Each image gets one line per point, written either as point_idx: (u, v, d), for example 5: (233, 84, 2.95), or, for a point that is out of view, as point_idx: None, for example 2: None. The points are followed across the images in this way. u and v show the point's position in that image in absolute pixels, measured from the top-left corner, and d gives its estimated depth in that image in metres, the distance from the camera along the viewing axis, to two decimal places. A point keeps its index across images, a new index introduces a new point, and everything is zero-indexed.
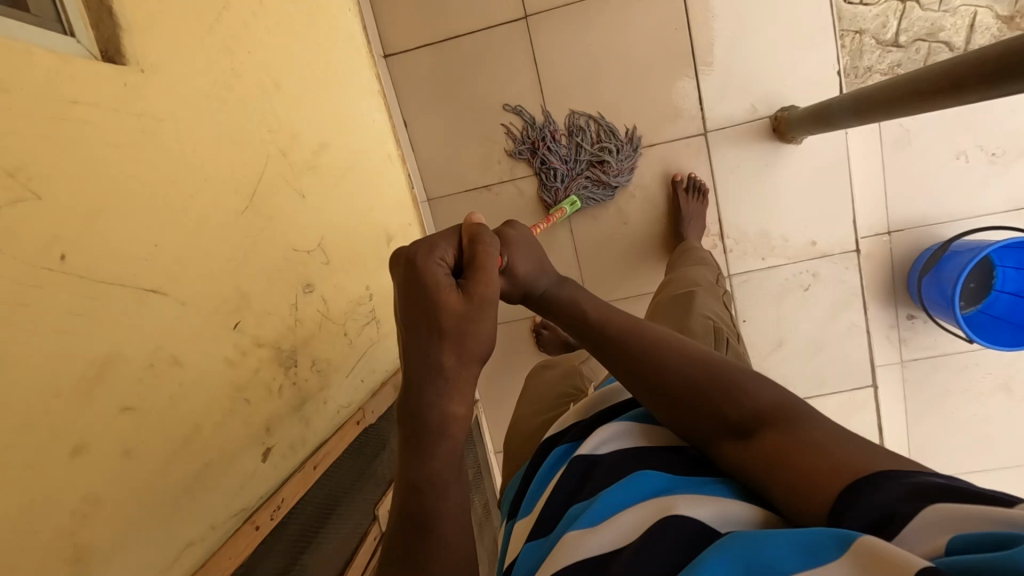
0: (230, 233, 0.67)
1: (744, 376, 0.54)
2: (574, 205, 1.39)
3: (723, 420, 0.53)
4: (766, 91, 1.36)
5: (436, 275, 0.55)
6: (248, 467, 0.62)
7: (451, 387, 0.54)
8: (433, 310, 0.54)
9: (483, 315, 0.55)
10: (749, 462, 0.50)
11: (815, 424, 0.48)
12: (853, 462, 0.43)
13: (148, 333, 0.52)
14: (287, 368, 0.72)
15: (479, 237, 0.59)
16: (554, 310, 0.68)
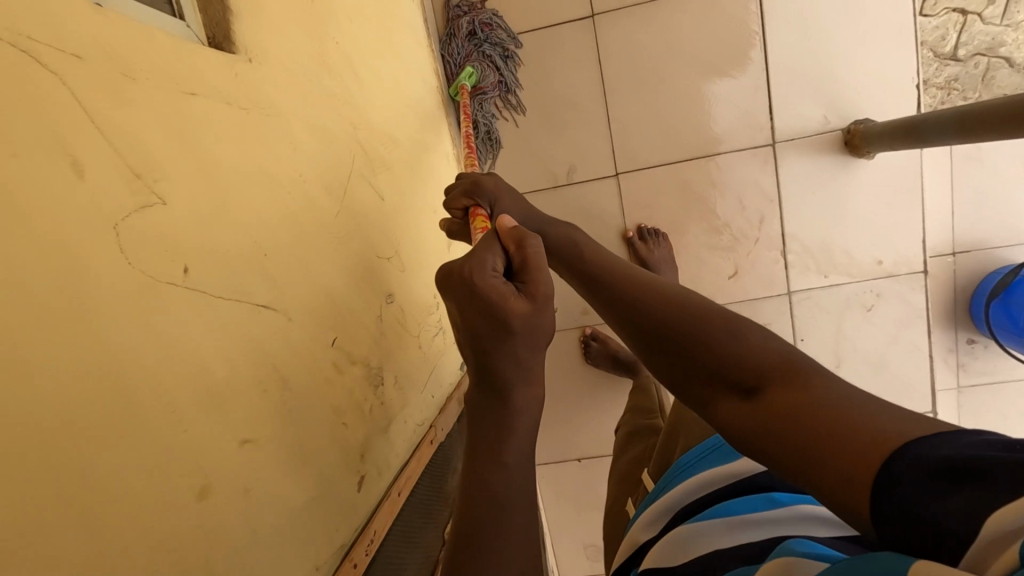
0: (325, 239, 0.62)
1: (742, 329, 0.47)
2: (468, 77, 1.30)
3: (721, 377, 0.46)
4: (839, 102, 1.31)
5: (495, 284, 0.49)
6: (346, 498, 0.57)
7: (529, 383, 0.50)
8: (498, 316, 0.48)
9: (550, 311, 0.50)
10: (739, 418, 0.43)
11: (832, 382, 0.40)
12: (857, 419, 0.35)
13: (261, 354, 0.47)
14: (375, 386, 0.66)
15: (525, 240, 0.53)
16: (561, 258, 0.69)
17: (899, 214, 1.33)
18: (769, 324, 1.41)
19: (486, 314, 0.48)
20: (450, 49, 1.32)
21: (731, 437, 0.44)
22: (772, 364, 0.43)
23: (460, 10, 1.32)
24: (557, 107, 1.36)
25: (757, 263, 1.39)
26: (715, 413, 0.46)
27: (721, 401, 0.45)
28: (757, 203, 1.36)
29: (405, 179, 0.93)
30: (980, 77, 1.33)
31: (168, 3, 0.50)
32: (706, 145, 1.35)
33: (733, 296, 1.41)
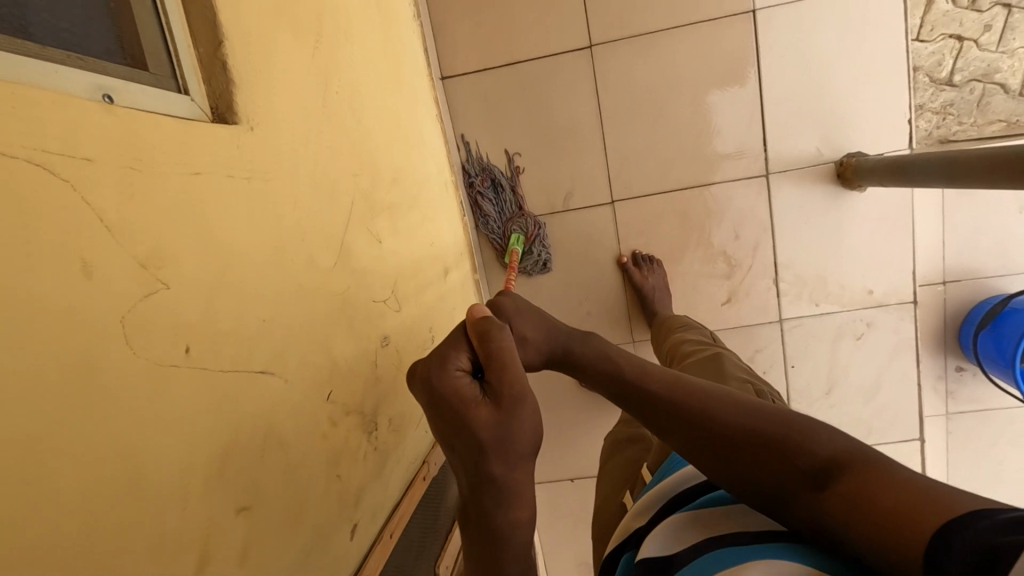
0: (323, 294, 0.64)
1: (809, 427, 0.51)
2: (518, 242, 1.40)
3: (796, 471, 0.48)
4: (833, 134, 1.33)
5: (458, 387, 0.47)
6: (339, 547, 0.59)
7: (506, 493, 0.48)
8: (462, 424, 0.46)
9: (522, 412, 0.47)
10: (820, 512, 0.45)
11: (898, 470, 0.44)
12: (933, 501, 0.39)
13: (259, 420, 0.49)
14: (369, 432, 0.68)
15: (489, 332, 0.51)
16: (592, 373, 0.65)
17: (890, 247, 1.35)
18: (761, 350, 1.43)
19: (453, 420, 0.47)
20: (488, 227, 1.43)
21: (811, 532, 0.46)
22: (842, 456, 0.47)
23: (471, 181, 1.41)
24: (555, 135, 1.38)
25: (750, 290, 1.41)
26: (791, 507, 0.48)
27: (793, 496, 0.48)
28: (751, 233, 1.38)
29: (403, 217, 0.95)
30: (975, 102, 1.35)
31: (174, 78, 0.52)
32: (702, 175, 1.37)
33: (726, 322, 1.43)
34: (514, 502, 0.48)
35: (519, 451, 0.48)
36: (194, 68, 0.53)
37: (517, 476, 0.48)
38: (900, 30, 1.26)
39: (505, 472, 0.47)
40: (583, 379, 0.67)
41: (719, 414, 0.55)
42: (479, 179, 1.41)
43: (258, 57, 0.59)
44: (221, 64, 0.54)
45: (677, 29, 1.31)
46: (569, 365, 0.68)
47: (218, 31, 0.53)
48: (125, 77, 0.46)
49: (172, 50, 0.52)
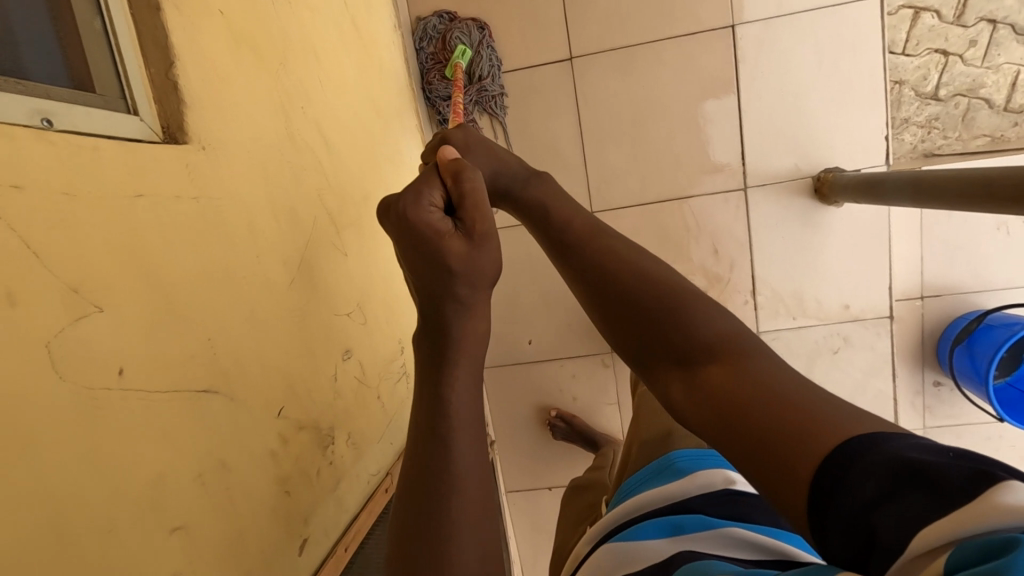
0: (278, 311, 0.64)
1: (704, 311, 0.56)
2: (461, 51, 1.31)
3: (681, 357, 0.55)
4: (812, 151, 1.33)
5: (431, 220, 0.55)
6: (287, 563, 0.59)
7: (467, 309, 0.57)
8: (436, 250, 0.55)
9: (487, 246, 0.57)
10: (692, 392, 0.53)
11: (770, 362, 0.50)
12: (798, 416, 0.43)
13: (199, 441, 0.49)
14: (325, 447, 0.69)
15: (462, 173, 0.58)
16: (531, 218, 0.72)
17: (867, 263, 1.36)
18: None
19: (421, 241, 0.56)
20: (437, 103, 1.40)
21: (678, 405, 0.55)
22: (719, 342, 0.54)
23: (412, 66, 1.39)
24: (537, 146, 1.39)
25: (727, 305, 1.40)
26: (669, 383, 0.56)
27: (670, 373, 0.56)
28: (729, 247, 1.38)
29: (373, 231, 0.95)
30: (960, 116, 1.35)
31: (123, 99, 0.52)
32: (682, 188, 1.37)
33: None
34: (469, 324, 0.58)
35: (481, 277, 0.57)
36: (144, 90, 0.53)
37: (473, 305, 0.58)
38: (878, 47, 1.27)
39: (469, 292, 0.57)
40: (517, 210, 0.74)
41: (625, 280, 0.61)
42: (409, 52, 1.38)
43: (214, 78, 0.59)
44: (171, 86, 0.54)
45: (657, 44, 1.32)
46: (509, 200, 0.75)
47: (170, 53, 0.54)
48: (67, 100, 0.46)
49: (122, 72, 0.52)
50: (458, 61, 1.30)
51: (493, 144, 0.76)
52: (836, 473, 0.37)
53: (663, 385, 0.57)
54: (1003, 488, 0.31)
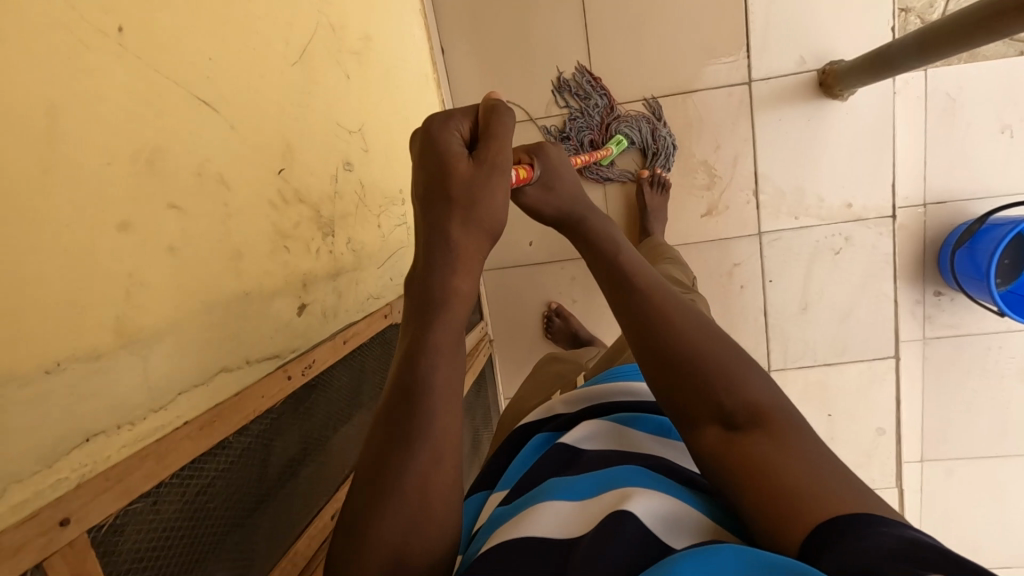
0: (279, 79, 0.64)
1: (752, 376, 0.51)
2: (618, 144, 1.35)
3: (719, 409, 0.50)
4: (818, 44, 1.32)
5: (450, 144, 0.52)
6: (283, 314, 0.58)
7: (455, 256, 0.51)
8: (444, 176, 0.51)
9: (497, 182, 0.52)
10: (719, 445, 0.49)
11: (813, 444, 0.47)
12: (828, 499, 0.41)
13: (197, 143, 0.49)
14: (324, 234, 0.68)
15: (496, 108, 0.54)
16: (592, 245, 0.63)
17: (869, 161, 1.35)
18: (738, 264, 1.43)
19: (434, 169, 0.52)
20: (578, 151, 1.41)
21: (700, 461, 0.51)
22: (765, 410, 0.49)
23: (591, 109, 1.39)
24: (541, 40, 1.38)
25: (729, 203, 1.40)
26: (693, 435, 0.52)
27: (698, 423, 0.51)
28: (732, 143, 1.38)
29: (374, 76, 0.95)
30: None
31: None
32: (687, 82, 1.36)
33: (705, 235, 1.43)
34: (458, 275, 0.51)
35: (482, 220, 0.51)
36: None
37: (465, 253, 0.51)
38: None
39: (462, 234, 0.51)
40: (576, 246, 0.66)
41: (679, 324, 0.54)
42: (600, 100, 1.38)
43: None
44: None
45: None
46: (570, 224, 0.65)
47: None
48: None
49: None
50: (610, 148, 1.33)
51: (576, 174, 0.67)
52: (830, 539, 0.38)
53: (688, 429, 0.52)
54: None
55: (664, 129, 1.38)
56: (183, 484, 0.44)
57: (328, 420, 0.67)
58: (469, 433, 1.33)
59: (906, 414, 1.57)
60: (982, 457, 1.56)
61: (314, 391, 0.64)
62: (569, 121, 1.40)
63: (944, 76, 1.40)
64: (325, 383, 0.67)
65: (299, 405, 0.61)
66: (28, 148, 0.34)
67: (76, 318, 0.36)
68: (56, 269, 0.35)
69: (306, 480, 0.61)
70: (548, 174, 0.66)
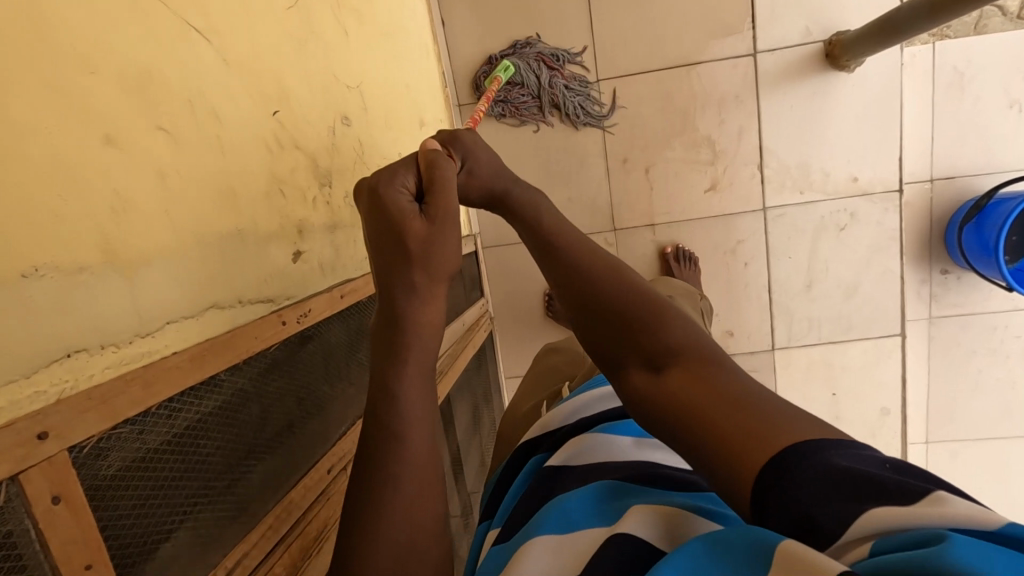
0: (273, 21, 0.62)
1: (671, 315, 0.50)
2: (507, 72, 1.12)
3: (642, 352, 0.49)
4: (824, 14, 1.30)
5: (399, 202, 0.51)
6: (278, 258, 0.56)
7: (423, 298, 0.50)
8: (398, 235, 0.50)
9: (449, 233, 0.51)
10: (645, 386, 0.47)
11: (734, 372, 0.44)
12: (753, 422, 0.38)
13: (188, 70, 0.47)
14: (321, 185, 0.67)
15: (437, 161, 0.53)
16: (517, 220, 0.60)
17: (873, 134, 1.33)
18: (742, 241, 1.42)
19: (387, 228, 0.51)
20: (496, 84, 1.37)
21: (633, 408, 0.49)
22: (686, 346, 0.47)
23: (527, 50, 1.36)
24: (543, 11, 1.35)
25: (734, 177, 1.39)
26: (624, 382, 0.50)
27: (626, 368, 0.50)
28: (737, 116, 1.36)
29: (371, 35, 0.93)
30: (972, 26, 1.36)
31: None
32: (692, 54, 1.34)
33: (708, 211, 1.41)
34: (425, 311, 0.50)
35: (440, 267, 0.51)
36: None
37: (431, 293, 0.50)
38: None
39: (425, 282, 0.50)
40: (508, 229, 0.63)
41: (597, 277, 0.53)
42: (539, 44, 1.36)
43: None
44: None
45: None
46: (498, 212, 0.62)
47: None
48: None
49: None
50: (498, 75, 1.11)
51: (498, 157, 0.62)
52: (767, 478, 0.34)
53: (619, 377, 0.51)
54: (937, 495, 0.30)
55: (591, 92, 1.38)
56: (169, 416, 0.42)
57: (324, 370, 0.65)
58: (469, 410, 1.31)
59: (912, 394, 1.55)
60: (988, 437, 1.55)
61: (309, 342, 0.62)
62: (495, 112, 1.40)
63: (951, 49, 1.38)
64: (321, 336, 0.66)
65: (293, 355, 0.59)
66: (11, 45, 0.33)
67: (56, 225, 0.34)
68: (35, 172, 0.33)
69: (304, 430, 0.59)
70: (468, 161, 0.61)
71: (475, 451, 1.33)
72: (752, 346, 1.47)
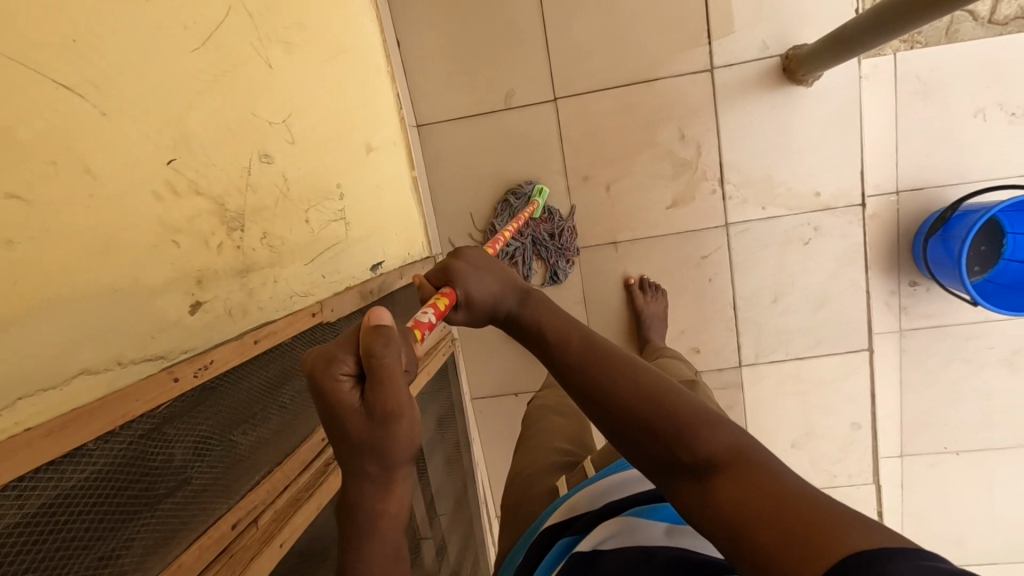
0: (171, 65, 0.60)
1: (706, 422, 0.52)
2: (541, 191, 1.37)
3: (686, 464, 0.51)
4: (781, 26, 1.28)
5: (335, 397, 0.45)
6: (171, 312, 0.55)
7: (383, 489, 0.48)
8: (340, 431, 0.46)
9: (399, 425, 0.46)
10: (699, 500, 0.49)
11: (780, 474, 0.47)
12: (819, 524, 0.40)
13: (52, 127, 0.45)
14: (231, 230, 0.65)
15: (372, 347, 0.44)
16: (535, 339, 0.66)
17: (835, 144, 1.31)
18: (707, 256, 1.39)
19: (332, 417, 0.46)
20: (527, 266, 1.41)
21: (689, 519, 0.50)
22: (726, 453, 0.50)
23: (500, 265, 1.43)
24: (500, 28, 1.34)
25: (696, 192, 1.37)
26: (677, 495, 0.52)
27: (679, 482, 0.51)
28: (696, 130, 1.34)
29: (307, 65, 0.91)
30: (944, 30, 1.34)
31: None
32: (651, 69, 1.33)
33: (670, 228, 1.39)
34: (383, 498, 0.49)
35: (396, 455, 0.47)
36: None
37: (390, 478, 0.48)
38: None
39: (382, 470, 0.47)
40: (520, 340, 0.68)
41: (626, 395, 0.56)
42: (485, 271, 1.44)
43: None
44: None
45: None
46: (510, 326, 0.70)
47: None
48: None
49: None
50: (537, 199, 1.35)
51: (500, 272, 0.72)
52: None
53: (668, 483, 0.53)
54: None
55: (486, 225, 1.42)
56: (20, 497, 0.40)
57: (231, 420, 0.63)
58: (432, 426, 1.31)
59: (883, 408, 1.53)
60: (961, 451, 1.52)
61: (212, 391, 0.61)
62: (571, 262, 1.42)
63: (915, 58, 1.35)
64: (232, 382, 0.64)
65: (188, 409, 0.57)
66: None
67: None
68: None
69: (206, 485, 0.58)
70: (467, 287, 0.70)
71: (440, 453, 1.35)
72: (718, 362, 1.44)
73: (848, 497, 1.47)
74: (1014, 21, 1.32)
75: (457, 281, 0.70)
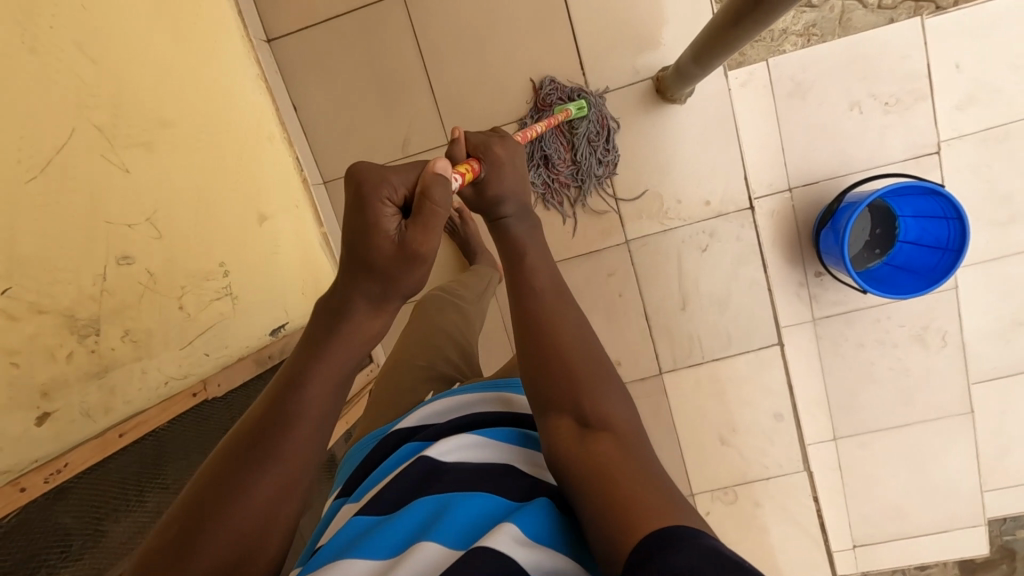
0: (3, 202, 0.67)
1: (609, 394, 0.58)
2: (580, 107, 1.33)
3: (578, 414, 0.57)
4: (651, 52, 1.35)
5: (376, 214, 0.54)
6: (12, 430, 0.64)
7: (372, 308, 0.56)
8: (367, 249, 0.54)
9: (420, 267, 0.55)
10: (567, 443, 0.55)
11: (645, 455, 0.54)
12: (655, 497, 0.47)
13: None
14: (83, 337, 0.73)
15: (429, 190, 0.56)
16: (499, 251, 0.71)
17: (718, 155, 1.38)
18: (614, 272, 1.45)
19: (361, 232, 0.55)
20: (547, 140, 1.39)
21: (549, 451, 0.56)
22: (617, 421, 0.56)
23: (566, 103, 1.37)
24: (392, 77, 1.40)
25: (594, 213, 1.43)
26: (550, 432, 0.57)
27: (560, 421, 0.57)
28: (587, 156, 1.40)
29: (182, 153, 0.98)
30: (836, 20, 1.40)
31: None
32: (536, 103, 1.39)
33: (576, 249, 1.45)
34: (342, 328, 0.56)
35: (399, 288, 0.56)
36: None
37: (366, 311, 0.57)
38: None
39: (382, 292, 0.56)
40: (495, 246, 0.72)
41: (564, 340, 0.62)
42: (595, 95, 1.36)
43: None
44: None
45: None
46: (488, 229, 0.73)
47: None
48: None
49: None
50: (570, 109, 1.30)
51: (526, 185, 0.74)
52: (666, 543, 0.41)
53: (547, 422, 0.58)
54: None
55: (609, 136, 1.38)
56: None
57: (98, 512, 0.71)
58: None
59: (807, 394, 1.58)
60: (887, 428, 1.57)
61: (70, 488, 0.68)
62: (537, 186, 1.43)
63: (786, 62, 1.42)
64: (98, 475, 0.72)
65: (41, 511, 0.65)
66: None
67: None
68: None
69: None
70: (492, 172, 0.73)
71: None
72: (640, 372, 1.50)
73: (780, 488, 1.52)
74: (903, 4, 1.38)
75: (494, 167, 0.73)
